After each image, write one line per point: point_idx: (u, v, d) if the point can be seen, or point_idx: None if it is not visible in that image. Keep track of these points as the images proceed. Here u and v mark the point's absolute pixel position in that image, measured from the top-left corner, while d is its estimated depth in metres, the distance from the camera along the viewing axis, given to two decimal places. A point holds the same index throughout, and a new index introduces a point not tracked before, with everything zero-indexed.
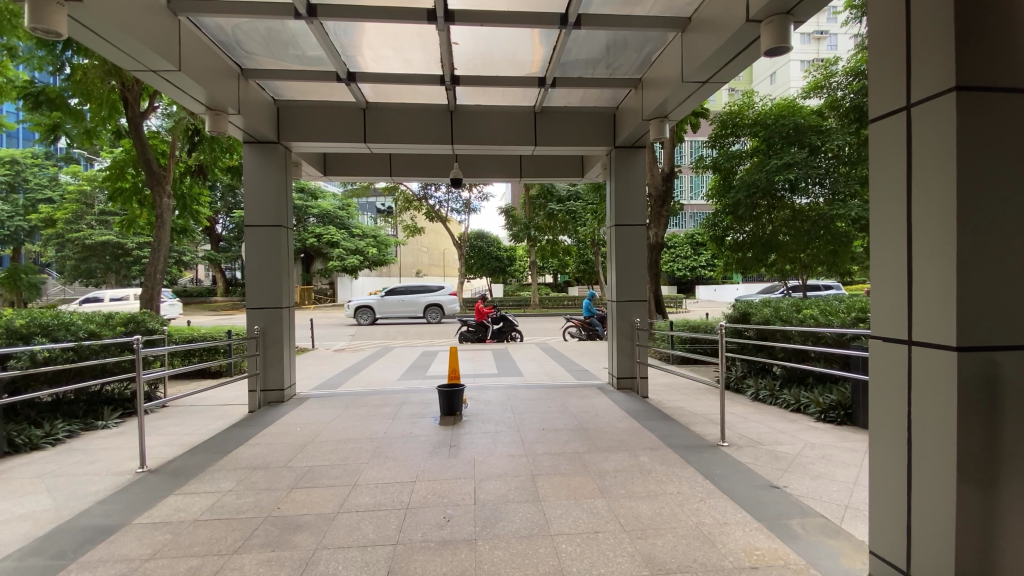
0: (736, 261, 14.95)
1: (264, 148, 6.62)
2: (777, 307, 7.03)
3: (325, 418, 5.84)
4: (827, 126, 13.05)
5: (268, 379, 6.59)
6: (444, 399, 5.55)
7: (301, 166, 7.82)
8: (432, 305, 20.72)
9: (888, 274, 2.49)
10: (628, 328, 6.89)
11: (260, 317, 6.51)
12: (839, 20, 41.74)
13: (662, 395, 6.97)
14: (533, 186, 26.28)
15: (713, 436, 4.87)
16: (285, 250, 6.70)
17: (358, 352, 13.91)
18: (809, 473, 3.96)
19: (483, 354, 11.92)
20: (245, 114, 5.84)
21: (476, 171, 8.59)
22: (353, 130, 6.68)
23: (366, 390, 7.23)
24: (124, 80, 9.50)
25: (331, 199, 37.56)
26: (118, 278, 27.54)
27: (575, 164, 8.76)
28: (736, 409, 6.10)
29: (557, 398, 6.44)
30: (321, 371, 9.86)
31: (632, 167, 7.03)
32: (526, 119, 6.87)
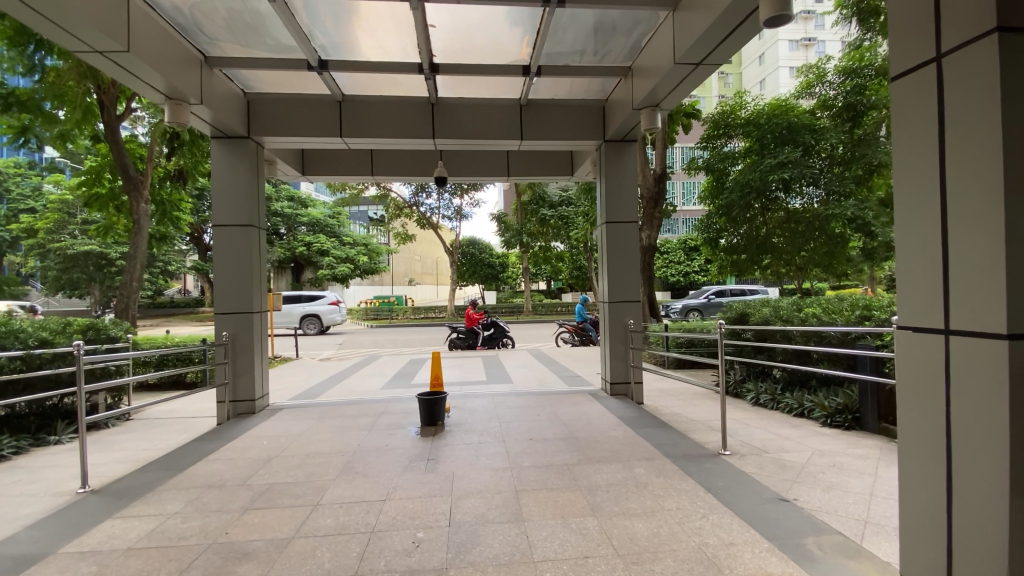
0: (731, 264, 14.63)
1: (234, 144, 6.25)
2: (776, 306, 6.70)
3: (296, 430, 5.43)
4: (820, 124, 12.68)
5: (238, 389, 6.18)
6: (424, 408, 5.17)
7: (277, 165, 7.46)
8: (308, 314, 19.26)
9: (918, 254, 2.15)
10: (621, 331, 6.55)
11: (230, 323, 6.12)
12: (827, 26, 42.07)
13: (657, 401, 6.61)
14: (525, 192, 26.03)
15: (713, 445, 4.50)
16: (256, 252, 6.30)
17: (344, 361, 13.46)
18: (820, 484, 3.59)
19: (473, 362, 11.52)
20: (210, 106, 5.49)
21: (461, 170, 8.26)
22: (328, 125, 6.32)
23: (345, 400, 6.82)
24: (100, 83, 9.12)
25: (321, 207, 37.11)
26: (101, 289, 26.95)
27: (564, 162, 8.45)
28: (736, 415, 5.74)
29: (547, 406, 6.06)
30: (301, 382, 9.41)
31: (624, 162, 6.69)
32: (511, 112, 6.54)
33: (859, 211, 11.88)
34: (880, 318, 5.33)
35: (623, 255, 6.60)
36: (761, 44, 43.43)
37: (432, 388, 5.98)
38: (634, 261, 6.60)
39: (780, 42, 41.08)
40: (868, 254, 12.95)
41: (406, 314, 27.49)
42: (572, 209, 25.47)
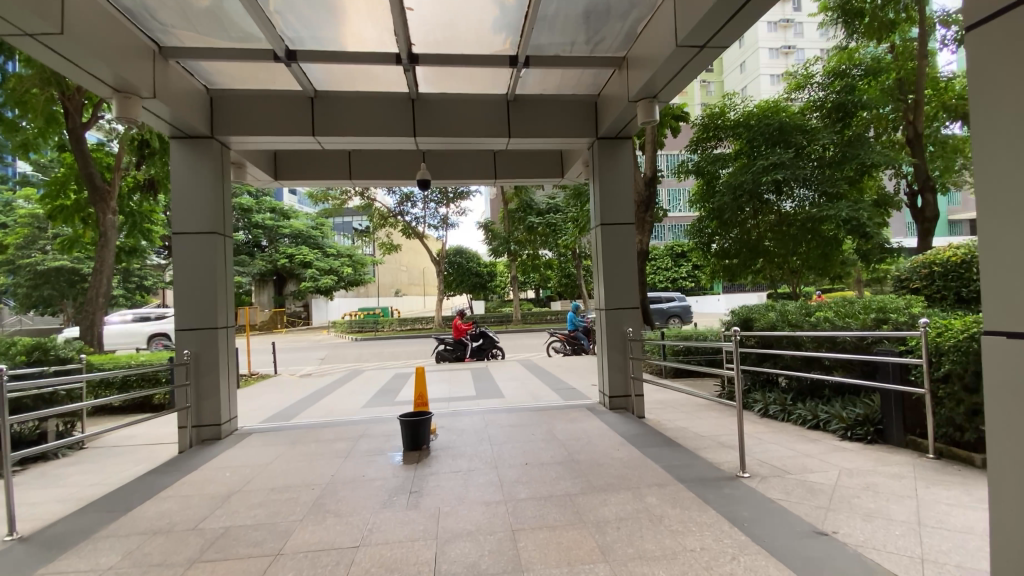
0: (724, 269, 14.27)
1: (196, 144, 5.73)
2: (782, 310, 6.31)
3: (265, 457, 4.89)
4: (811, 125, 12.40)
5: (202, 413, 5.63)
6: (407, 431, 4.69)
7: (247, 168, 6.96)
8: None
9: (1015, 242, 1.73)
10: (620, 340, 6.08)
11: (192, 340, 5.59)
12: (806, 34, 42.58)
13: (659, 414, 6.17)
14: (511, 200, 25.71)
15: (728, 465, 4.07)
16: (221, 262, 5.78)
17: (326, 377, 12.85)
18: (858, 512, 3.16)
19: (460, 375, 10.99)
20: (166, 101, 4.98)
21: (445, 172, 7.82)
22: (299, 123, 5.83)
23: (322, 421, 6.28)
24: (66, 90, 8.60)
25: (304, 218, 36.36)
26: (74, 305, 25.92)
27: (553, 163, 8.04)
28: (746, 429, 5.32)
29: (542, 423, 5.59)
30: (277, 401, 8.81)
31: (618, 160, 6.27)
32: (497, 108, 6.10)
33: (853, 212, 11.55)
34: (899, 321, 4.94)
35: (619, 260, 6.16)
36: (743, 51, 43.82)
37: (416, 407, 5.47)
38: (631, 266, 6.17)
39: (761, 49, 41.47)
40: (862, 256, 12.68)
41: (393, 326, 26.85)
42: (559, 216, 25.14)
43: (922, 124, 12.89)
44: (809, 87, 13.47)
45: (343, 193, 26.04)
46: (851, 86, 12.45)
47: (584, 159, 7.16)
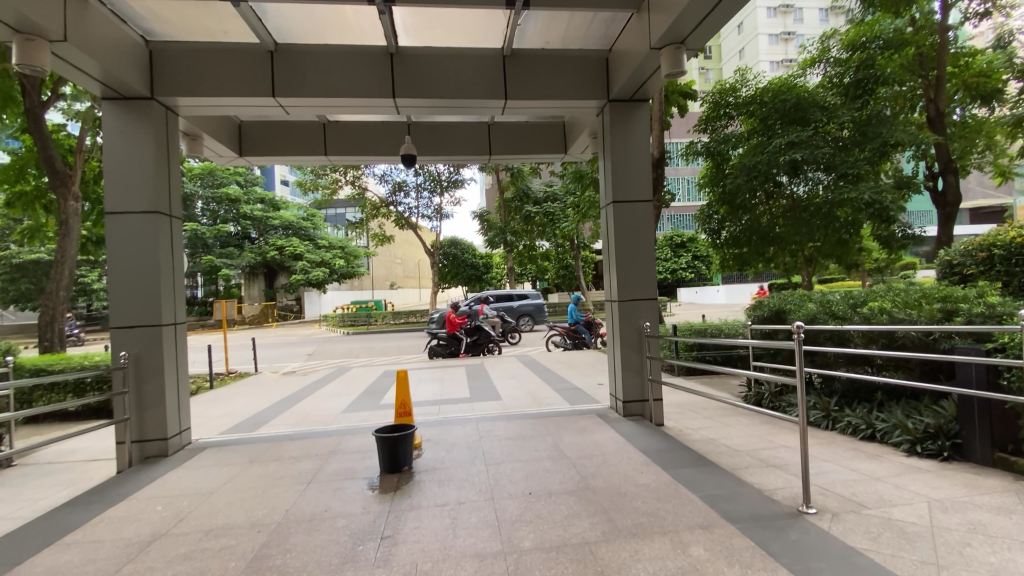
0: (734, 258, 13.40)
1: (133, 107, 4.82)
2: (820, 300, 5.48)
3: (213, 482, 4.05)
4: (829, 101, 11.43)
5: (145, 426, 4.77)
6: (383, 450, 3.85)
7: (204, 141, 6.05)
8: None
9: None
10: (634, 336, 5.26)
11: (132, 340, 4.73)
12: (806, 19, 41.57)
13: (681, 421, 5.36)
14: (508, 188, 24.82)
15: (782, 495, 3.24)
16: (165, 247, 4.90)
17: (311, 375, 12.00)
18: (982, 570, 2.34)
19: (454, 373, 10.14)
20: (85, 49, 4.05)
21: (433, 147, 6.94)
22: (256, 82, 4.93)
23: (291, 432, 5.43)
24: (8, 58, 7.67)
25: (294, 209, 35.29)
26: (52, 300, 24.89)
27: (556, 137, 7.17)
28: (789, 440, 4.49)
29: (546, 433, 4.77)
30: (250, 405, 7.97)
31: (631, 126, 5.36)
32: (491, 65, 5.21)
33: (876, 194, 10.68)
34: (975, 311, 4.10)
35: (633, 244, 5.29)
36: (742, 38, 42.80)
37: (397, 418, 4.63)
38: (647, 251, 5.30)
39: (760, 36, 40.56)
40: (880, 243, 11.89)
41: (385, 319, 26.00)
42: (557, 205, 24.23)
43: (945, 103, 12.09)
44: (824, 63, 12.51)
45: (332, 182, 25.04)
46: (871, 60, 11.38)
47: (590, 129, 6.27)
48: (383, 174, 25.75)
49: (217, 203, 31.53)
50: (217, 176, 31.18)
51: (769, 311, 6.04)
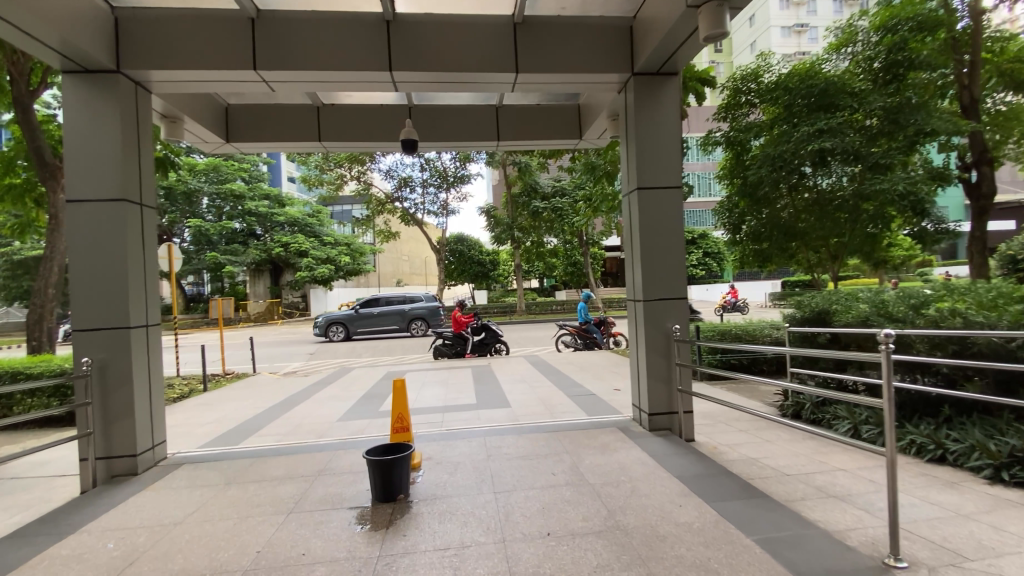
0: (755, 254, 12.70)
1: (97, 81, 4.28)
2: (873, 299, 4.86)
3: (183, 509, 3.52)
4: (859, 87, 10.68)
5: (112, 441, 4.24)
6: (376, 475, 3.31)
7: (185, 122, 5.52)
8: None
9: None
10: (661, 341, 4.66)
11: (97, 343, 4.21)
12: (820, 11, 40.62)
13: (714, 436, 4.79)
14: (515, 183, 24.24)
15: (857, 540, 2.68)
16: (135, 239, 4.37)
17: (312, 376, 11.49)
18: None
19: (459, 375, 9.57)
20: (34, 11, 3.50)
21: (436, 133, 6.37)
22: (237, 54, 4.39)
23: (278, 445, 4.89)
24: None
25: (299, 205, 34.82)
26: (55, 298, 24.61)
27: (570, 121, 6.57)
28: (845, 463, 3.92)
29: (563, 450, 4.20)
30: (242, 410, 7.45)
31: (659, 104, 4.75)
32: (501, 34, 4.62)
33: (909, 185, 9.94)
34: None
35: (660, 237, 4.68)
36: (754, 30, 41.87)
37: (393, 434, 4.07)
38: (676, 245, 4.69)
39: (772, 28, 39.65)
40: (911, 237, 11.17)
41: None
42: (566, 200, 23.58)
43: (979, 89, 11.31)
44: (852, 46, 11.72)
45: (337, 177, 24.52)
46: (903, 42, 10.59)
47: (610, 110, 5.67)
48: (389, 170, 25.19)
49: (221, 200, 31.14)
50: (222, 171, 30.78)
51: (811, 312, 5.42)
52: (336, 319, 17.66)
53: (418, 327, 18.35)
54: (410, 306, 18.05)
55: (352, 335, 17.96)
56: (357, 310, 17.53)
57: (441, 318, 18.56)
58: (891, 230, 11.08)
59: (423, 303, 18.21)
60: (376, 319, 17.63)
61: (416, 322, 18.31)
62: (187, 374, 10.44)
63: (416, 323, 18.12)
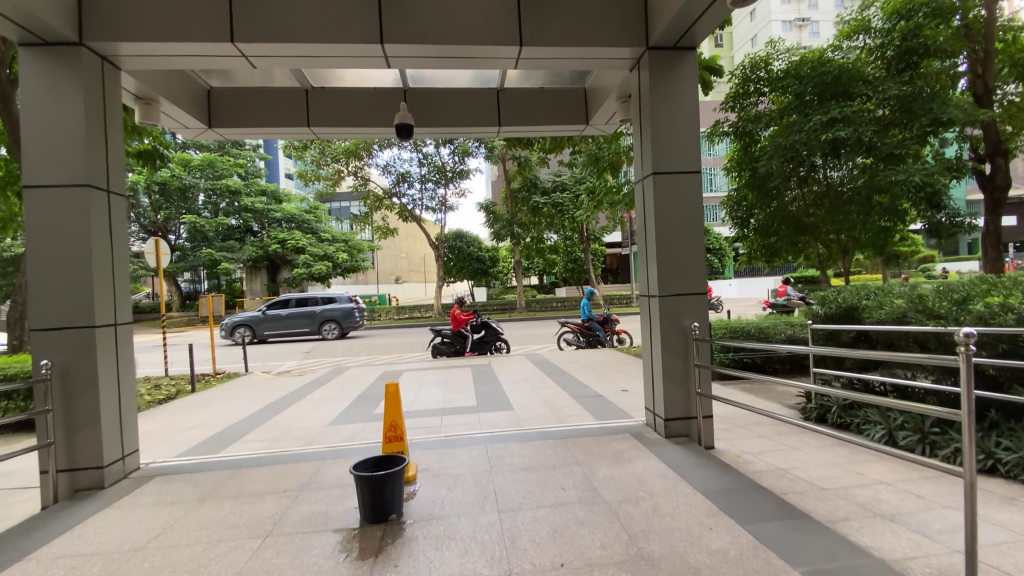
0: (763, 248, 12.29)
1: (58, 55, 3.88)
2: (908, 294, 4.49)
3: (149, 530, 3.14)
4: (872, 74, 10.23)
5: (76, 451, 3.85)
6: (366, 494, 2.92)
7: (162, 104, 5.12)
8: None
9: None
10: (678, 339, 4.28)
11: (59, 344, 3.83)
12: (821, 5, 40.16)
13: (735, 443, 4.42)
14: (515, 178, 23.84)
15: (922, 572, 2.31)
16: (100, 228, 3.97)
17: (306, 375, 11.10)
18: None
19: (458, 375, 9.18)
20: None
21: (432, 118, 5.96)
22: (213, 25, 3.99)
23: (262, 454, 4.51)
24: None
25: (297, 201, 34.31)
26: None
27: (576, 106, 6.18)
28: (884, 475, 3.57)
29: (572, 460, 3.83)
30: (230, 413, 7.06)
31: (676, 82, 4.34)
32: (503, 4, 4.22)
33: (926, 176, 9.50)
34: None
35: (677, 227, 4.28)
36: (755, 25, 41.38)
37: (385, 445, 3.67)
38: (695, 236, 4.29)
39: (774, 22, 39.13)
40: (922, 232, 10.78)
41: (388, 315, 25.10)
42: (566, 195, 23.14)
43: (993, 78, 10.90)
44: (864, 33, 11.20)
45: (334, 172, 24.07)
46: (918, 28, 10.11)
47: (620, 90, 5.27)
48: (387, 165, 24.72)
49: (217, 196, 30.65)
50: (218, 167, 30.28)
51: (838, 309, 5.05)
52: (244, 321, 16.54)
53: (331, 329, 17.45)
54: (322, 308, 17.16)
55: (262, 337, 16.93)
56: (268, 312, 16.49)
57: (357, 320, 17.69)
58: (902, 224, 10.66)
59: (338, 305, 17.32)
60: (284, 322, 16.67)
61: (328, 324, 17.43)
62: (176, 374, 10.04)
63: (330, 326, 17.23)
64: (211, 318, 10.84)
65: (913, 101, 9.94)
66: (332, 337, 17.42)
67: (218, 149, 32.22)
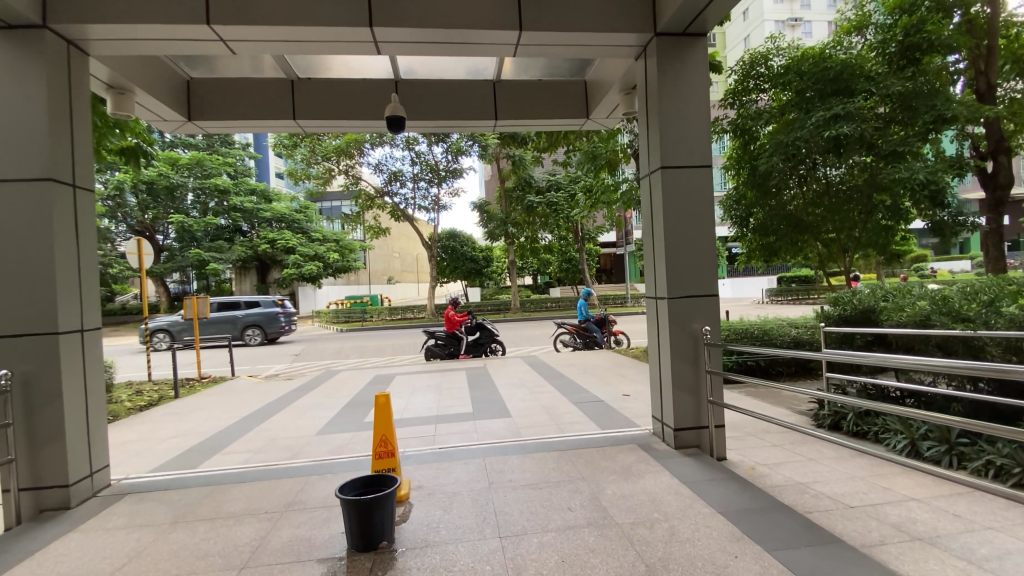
0: (762, 247, 12.08)
1: (17, 37, 3.55)
2: (931, 295, 4.28)
3: (114, 559, 2.83)
4: (874, 70, 10.05)
5: (40, 468, 3.54)
6: (355, 521, 2.64)
7: (137, 94, 4.80)
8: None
9: None
10: (689, 344, 4.02)
11: (19, 352, 3.51)
12: (814, 6, 40.13)
13: (748, 453, 4.18)
14: (509, 177, 23.54)
15: None
16: (64, 227, 3.64)
17: (296, 379, 10.77)
18: None
19: (453, 378, 8.90)
20: None
21: (425, 111, 5.67)
22: (191, 7, 3.68)
23: (243, 469, 4.20)
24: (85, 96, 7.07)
25: (287, 200, 33.80)
26: None
27: (577, 99, 5.92)
28: (912, 491, 3.35)
29: (578, 475, 3.56)
30: (213, 421, 6.72)
31: (685, 71, 4.07)
32: None
33: (930, 174, 9.26)
34: None
35: (687, 226, 4.01)
36: (747, 24, 41.28)
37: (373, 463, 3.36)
38: (706, 235, 4.02)
39: (767, 22, 39.01)
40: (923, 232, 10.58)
41: (380, 316, 24.72)
42: (561, 195, 22.88)
43: (995, 75, 10.88)
44: (865, 30, 11.09)
45: (325, 171, 23.67)
46: (921, 23, 9.94)
47: (625, 80, 5.01)
48: (379, 164, 24.33)
49: (205, 195, 30.10)
50: (206, 165, 29.68)
51: (855, 311, 4.87)
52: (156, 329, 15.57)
53: (254, 335, 16.56)
54: (244, 313, 16.23)
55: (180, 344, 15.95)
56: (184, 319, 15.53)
57: (282, 325, 16.86)
58: (904, 223, 10.44)
59: (261, 310, 16.45)
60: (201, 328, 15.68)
61: (251, 330, 16.52)
62: (159, 378, 9.67)
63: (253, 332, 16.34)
64: (196, 320, 10.43)
65: (915, 98, 9.75)
66: (255, 344, 16.50)
67: (206, 148, 31.63)
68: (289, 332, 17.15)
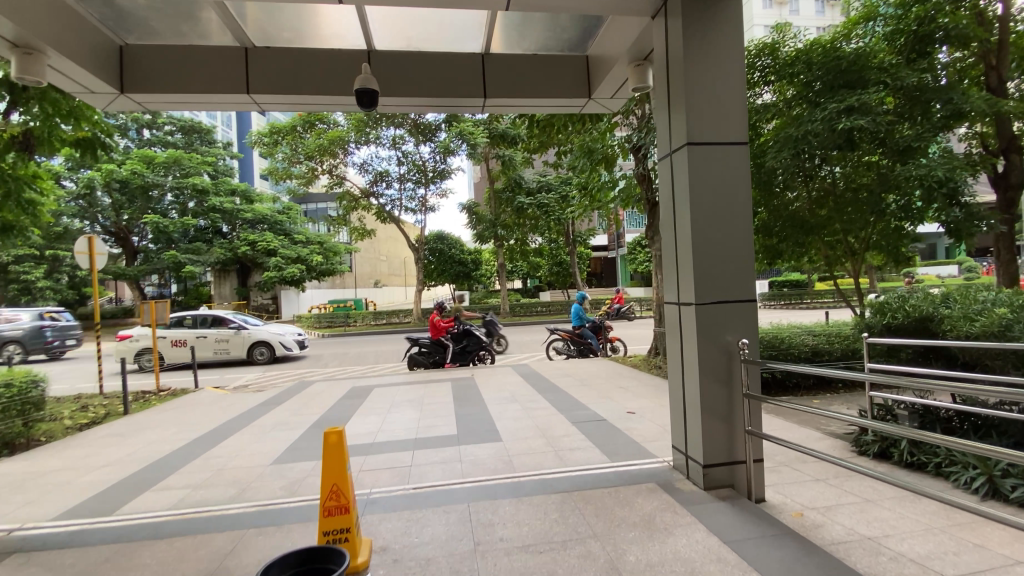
0: (766, 249, 11.23)
1: None
2: (1010, 305, 3.69)
3: None
4: (889, 60, 9.29)
5: None
6: None
7: (49, 56, 4.00)
8: (258, 342, 12.81)
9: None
10: (720, 361, 3.27)
11: None
12: (802, 11, 40.08)
13: (789, 492, 3.46)
14: (498, 177, 22.83)
15: None
16: None
17: (266, 390, 9.89)
18: None
19: (437, 390, 8.08)
20: None
21: (401, 87, 4.90)
22: None
23: (170, 519, 3.38)
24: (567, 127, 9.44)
25: (270, 201, 32.70)
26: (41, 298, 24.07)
27: (577, 74, 5.20)
28: (1013, 550, 2.65)
29: (584, 529, 2.81)
30: (156, 444, 5.85)
31: (713, 27, 3.30)
32: None
33: (950, 172, 8.43)
34: None
35: (717, 216, 3.26)
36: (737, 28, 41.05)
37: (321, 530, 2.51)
38: (741, 226, 3.28)
39: (756, 27, 38.76)
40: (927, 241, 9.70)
41: (365, 320, 23.81)
42: (552, 196, 22.29)
43: (1008, 70, 9.91)
44: (872, 22, 10.02)
45: (309, 171, 22.68)
46: (935, 11, 9.10)
47: (638, 38, 4.28)
48: (364, 164, 23.39)
49: (184, 195, 28.90)
50: (184, 164, 28.44)
51: (908, 319, 4.26)
52: None
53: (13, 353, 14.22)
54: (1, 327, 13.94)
55: None
56: None
57: (48, 340, 14.64)
58: (916, 229, 9.46)
59: (20, 324, 14.26)
60: None
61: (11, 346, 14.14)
62: (113, 391, 8.76)
63: (3, 347, 13.97)
64: (153, 326, 9.49)
65: (923, 93, 9.08)
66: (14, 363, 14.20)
67: (185, 146, 30.44)
68: (61, 348, 14.95)
